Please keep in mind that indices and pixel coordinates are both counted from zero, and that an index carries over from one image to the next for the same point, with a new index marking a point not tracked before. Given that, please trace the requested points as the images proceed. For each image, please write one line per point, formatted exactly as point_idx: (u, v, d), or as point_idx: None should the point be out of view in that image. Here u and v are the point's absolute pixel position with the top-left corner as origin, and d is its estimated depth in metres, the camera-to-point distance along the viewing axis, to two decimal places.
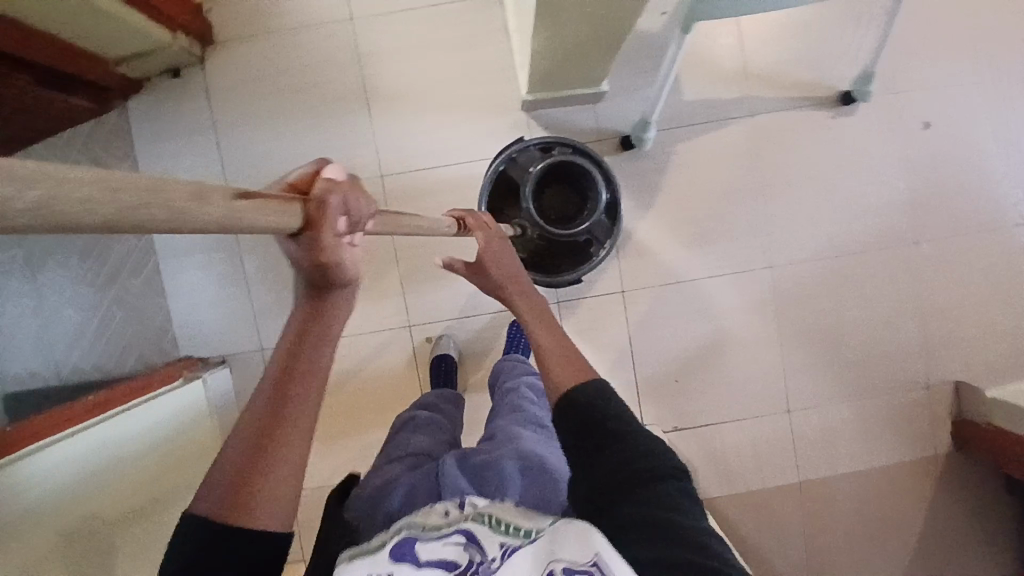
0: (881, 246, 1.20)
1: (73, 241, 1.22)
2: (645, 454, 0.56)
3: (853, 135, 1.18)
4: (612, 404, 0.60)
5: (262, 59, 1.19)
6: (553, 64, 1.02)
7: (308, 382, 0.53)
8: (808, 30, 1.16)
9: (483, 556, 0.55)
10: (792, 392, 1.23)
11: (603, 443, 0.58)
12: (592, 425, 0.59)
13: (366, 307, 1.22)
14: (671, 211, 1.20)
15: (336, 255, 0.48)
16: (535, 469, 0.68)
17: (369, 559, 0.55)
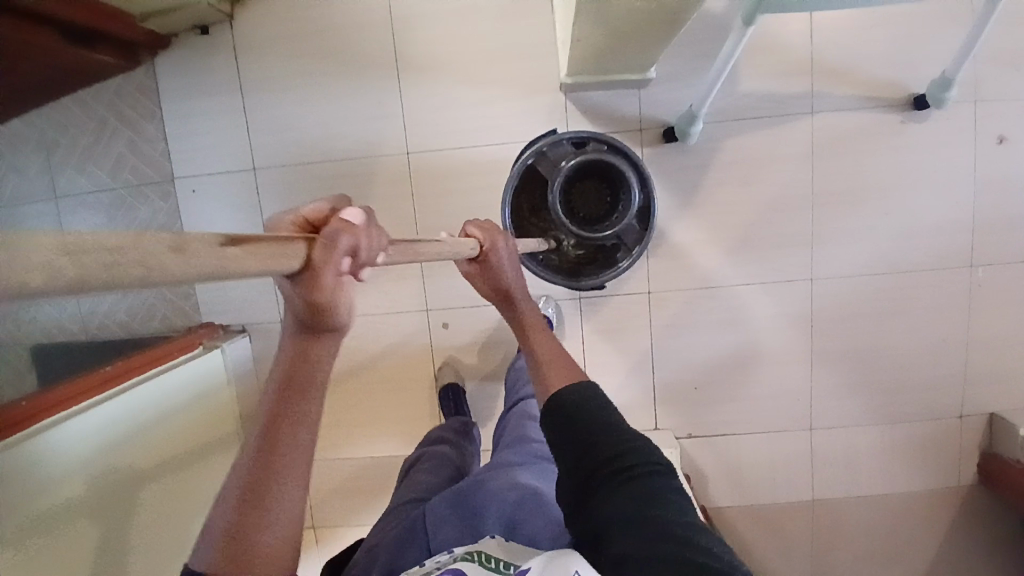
0: (936, 267, 1.11)
1: (98, 197, 1.21)
2: (629, 445, 0.53)
3: (920, 145, 1.07)
4: (591, 397, 0.57)
5: (292, 20, 1.13)
6: (597, 47, 0.94)
7: (300, 427, 0.45)
8: (885, 22, 1.04)
9: None
10: (817, 410, 1.18)
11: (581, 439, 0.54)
12: (570, 426, 0.56)
13: (385, 287, 1.21)
14: (710, 212, 1.13)
15: (336, 298, 0.41)
16: (530, 499, 0.64)
17: None
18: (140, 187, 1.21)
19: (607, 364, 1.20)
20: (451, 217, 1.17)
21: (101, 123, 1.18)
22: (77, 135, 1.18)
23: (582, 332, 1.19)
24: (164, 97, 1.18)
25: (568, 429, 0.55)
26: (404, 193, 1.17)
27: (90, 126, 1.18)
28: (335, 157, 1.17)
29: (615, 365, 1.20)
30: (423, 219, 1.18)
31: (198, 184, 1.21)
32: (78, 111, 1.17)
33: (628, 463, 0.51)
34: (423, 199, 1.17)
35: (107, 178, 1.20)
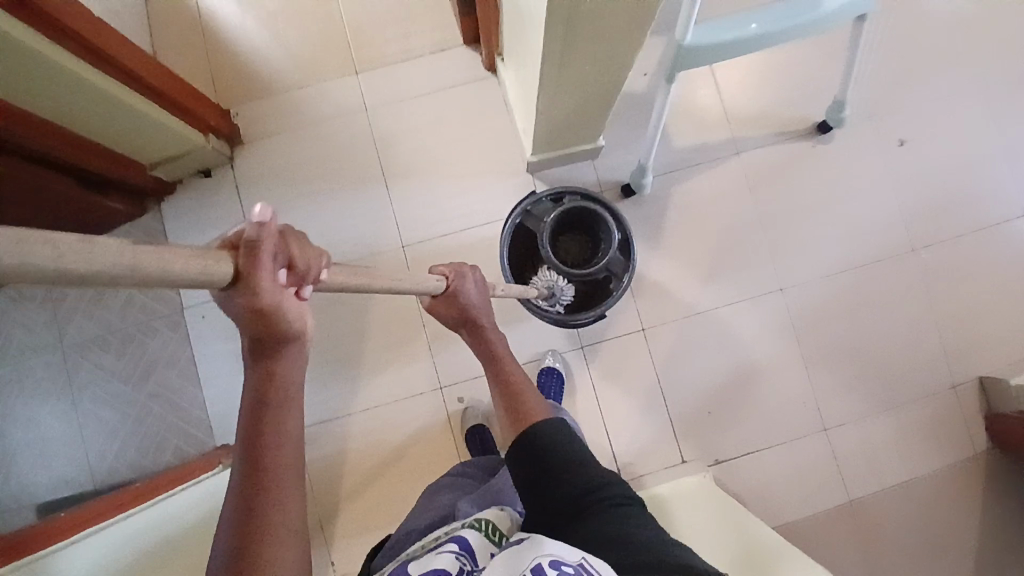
0: (882, 259, 1.26)
1: (109, 338, 1.26)
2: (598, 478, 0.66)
3: (835, 160, 1.27)
4: (567, 438, 0.70)
5: (285, 152, 1.30)
6: (553, 124, 1.11)
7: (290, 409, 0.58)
8: (777, 73, 1.28)
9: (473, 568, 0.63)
10: (824, 410, 1.24)
11: (557, 476, 0.66)
12: (548, 458, 0.67)
13: (397, 373, 1.25)
14: (679, 248, 1.27)
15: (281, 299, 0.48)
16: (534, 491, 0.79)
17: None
18: (149, 322, 1.27)
19: (621, 406, 1.24)
20: None
21: None
22: (88, 284, 1.26)
23: (591, 380, 1.25)
24: (172, 236, 1.29)
25: (548, 461, 0.67)
26: None
27: None
28: (335, 261, 1.28)
29: (629, 407, 1.25)
30: None
31: (207, 309, 1.28)
32: None
33: (596, 490, 0.64)
34: None
35: (117, 319, 1.27)
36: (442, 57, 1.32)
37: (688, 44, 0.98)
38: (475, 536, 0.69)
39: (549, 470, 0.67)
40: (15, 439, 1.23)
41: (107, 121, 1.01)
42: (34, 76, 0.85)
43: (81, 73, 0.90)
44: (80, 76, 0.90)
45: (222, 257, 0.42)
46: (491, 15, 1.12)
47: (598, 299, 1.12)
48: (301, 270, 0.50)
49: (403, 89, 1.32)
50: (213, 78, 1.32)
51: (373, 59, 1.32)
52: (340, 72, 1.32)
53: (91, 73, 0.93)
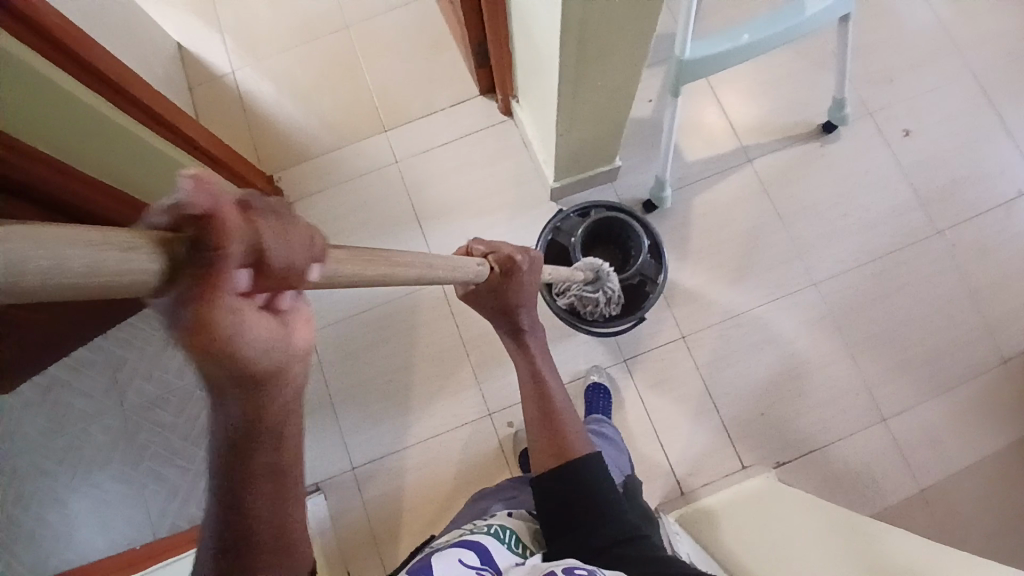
0: (907, 244, 1.28)
1: (169, 397, 1.32)
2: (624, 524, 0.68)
3: (844, 157, 1.33)
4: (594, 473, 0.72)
5: (325, 209, 1.40)
6: (572, 149, 1.19)
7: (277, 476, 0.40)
8: (774, 84, 1.36)
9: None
10: (878, 399, 1.22)
11: (584, 510, 0.68)
12: (571, 490, 0.70)
13: (446, 404, 1.28)
14: (705, 255, 1.31)
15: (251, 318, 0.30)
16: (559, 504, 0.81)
17: None
18: None
19: (671, 415, 1.24)
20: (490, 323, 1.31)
21: None
22: (148, 347, 1.34)
23: (637, 392, 1.26)
24: None
25: (571, 493, 0.70)
26: (445, 315, 1.32)
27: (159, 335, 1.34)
28: (378, 302, 1.33)
29: (678, 415, 1.24)
30: (466, 333, 1.31)
31: None
32: (150, 325, 1.35)
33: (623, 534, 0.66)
34: (462, 315, 1.32)
35: (176, 379, 1.33)
36: (461, 108, 1.44)
37: (687, 59, 1.06)
38: (501, 550, 0.66)
39: (576, 501, 0.69)
40: (84, 504, 1.27)
41: None
42: (112, 140, 0.96)
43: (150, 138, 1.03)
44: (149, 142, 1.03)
45: (139, 244, 0.24)
46: (504, 61, 1.23)
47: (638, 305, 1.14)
48: (290, 268, 0.32)
49: (427, 140, 1.43)
50: (256, 150, 1.44)
51: (398, 118, 1.44)
52: (369, 132, 1.44)
53: (157, 139, 1.05)
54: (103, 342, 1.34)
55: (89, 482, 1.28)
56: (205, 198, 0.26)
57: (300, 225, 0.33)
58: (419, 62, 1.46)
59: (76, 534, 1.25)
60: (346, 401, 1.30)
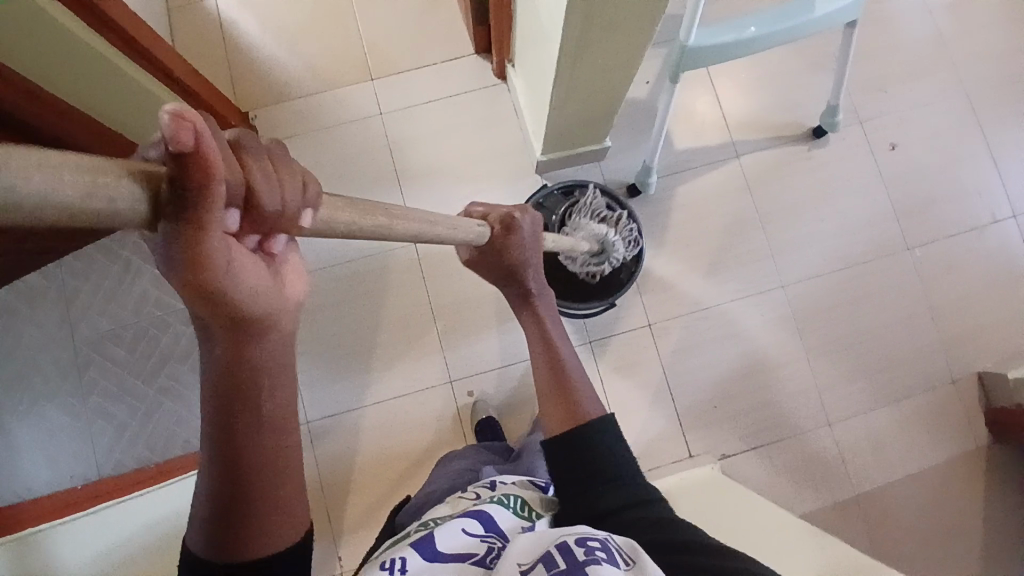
0: (879, 256, 1.31)
1: (121, 334, 1.28)
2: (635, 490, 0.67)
3: (831, 163, 1.33)
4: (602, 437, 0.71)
5: (302, 154, 1.35)
6: (565, 124, 1.16)
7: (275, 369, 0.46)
8: (772, 81, 1.35)
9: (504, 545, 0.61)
10: (829, 405, 1.26)
11: (590, 473, 0.68)
12: (573, 457, 0.69)
13: (409, 369, 1.27)
14: (684, 246, 1.31)
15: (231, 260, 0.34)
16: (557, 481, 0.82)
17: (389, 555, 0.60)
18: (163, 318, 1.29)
19: (630, 401, 1.26)
20: (461, 293, 1.30)
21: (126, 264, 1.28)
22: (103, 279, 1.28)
23: (600, 375, 1.27)
24: None
25: (576, 466, 0.69)
26: (416, 280, 1.30)
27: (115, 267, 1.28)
28: (349, 257, 1.30)
29: (638, 402, 1.26)
30: (437, 299, 1.29)
31: None
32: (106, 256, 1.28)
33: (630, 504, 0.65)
34: (435, 280, 1.30)
35: (130, 315, 1.28)
36: (453, 65, 1.38)
37: (692, 45, 1.03)
38: (503, 514, 0.66)
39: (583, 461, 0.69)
40: (26, 435, 1.24)
41: None
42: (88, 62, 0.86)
43: (125, 64, 0.94)
44: (126, 69, 0.94)
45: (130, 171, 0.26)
46: (503, 22, 1.18)
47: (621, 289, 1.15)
48: (278, 207, 0.35)
49: (416, 95, 1.37)
50: (234, 83, 1.37)
51: (388, 67, 1.38)
52: (356, 79, 1.38)
53: (127, 62, 0.96)
54: (53, 270, 1.27)
55: (30, 414, 1.24)
56: (186, 138, 0.26)
57: (263, 162, 0.34)
58: (413, 10, 1.39)
59: (18, 466, 1.23)
60: (307, 355, 1.27)
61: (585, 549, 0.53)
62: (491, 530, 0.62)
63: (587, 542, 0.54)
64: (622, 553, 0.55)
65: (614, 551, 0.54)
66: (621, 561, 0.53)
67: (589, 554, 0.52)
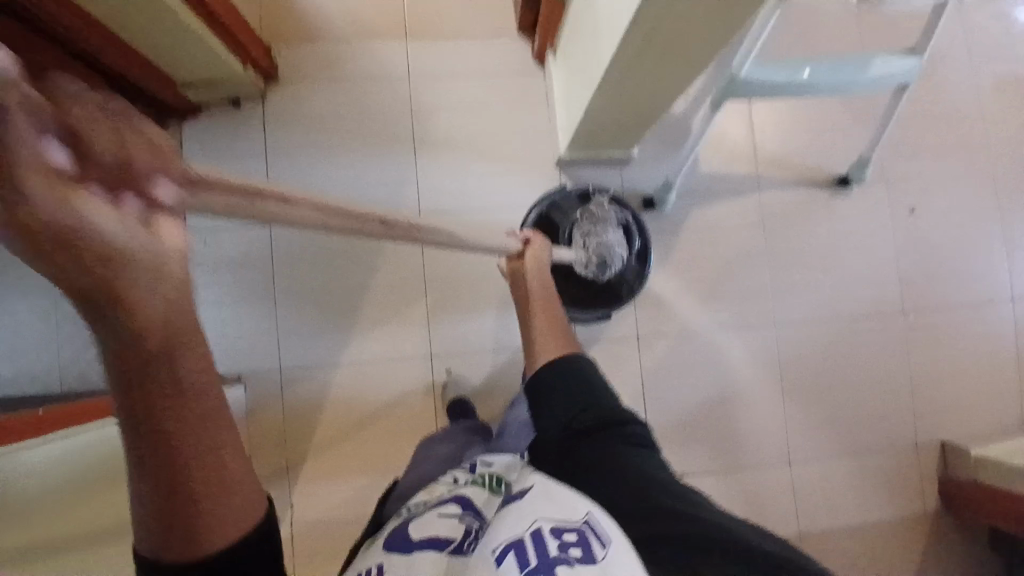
0: (866, 322, 1.32)
1: None
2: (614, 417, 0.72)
3: (845, 214, 1.33)
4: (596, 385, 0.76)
5: (314, 96, 1.29)
6: (594, 125, 1.14)
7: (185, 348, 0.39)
8: (807, 124, 1.33)
9: (480, 525, 0.62)
10: (793, 447, 1.28)
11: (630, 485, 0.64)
12: (563, 397, 0.74)
13: (391, 341, 1.26)
14: (690, 271, 1.28)
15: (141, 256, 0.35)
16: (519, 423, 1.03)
17: (374, 555, 0.59)
18: None
19: None
20: (457, 273, 1.27)
21: None
22: None
23: None
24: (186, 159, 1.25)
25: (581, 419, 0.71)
26: (413, 250, 1.28)
27: None
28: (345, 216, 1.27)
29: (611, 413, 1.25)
30: (430, 276, 1.27)
31: (210, 239, 1.24)
32: None
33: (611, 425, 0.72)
34: (432, 258, 1.27)
35: None
36: (492, 38, 1.33)
37: (741, 76, 1.00)
38: (480, 493, 0.68)
39: (585, 401, 0.73)
40: None
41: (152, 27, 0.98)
42: None
43: None
44: None
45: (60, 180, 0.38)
46: (556, 6, 1.15)
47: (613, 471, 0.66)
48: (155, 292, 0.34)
49: (448, 60, 1.31)
50: (259, 9, 1.29)
51: (425, 25, 1.32)
52: (389, 29, 1.31)
53: None
54: None
55: None
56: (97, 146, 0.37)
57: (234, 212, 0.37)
58: None
59: None
60: (292, 308, 1.25)
61: (558, 539, 0.56)
62: (468, 508, 0.64)
63: (561, 532, 0.57)
64: (597, 535, 0.57)
65: (589, 538, 0.56)
66: (596, 549, 0.55)
67: (559, 550, 0.55)
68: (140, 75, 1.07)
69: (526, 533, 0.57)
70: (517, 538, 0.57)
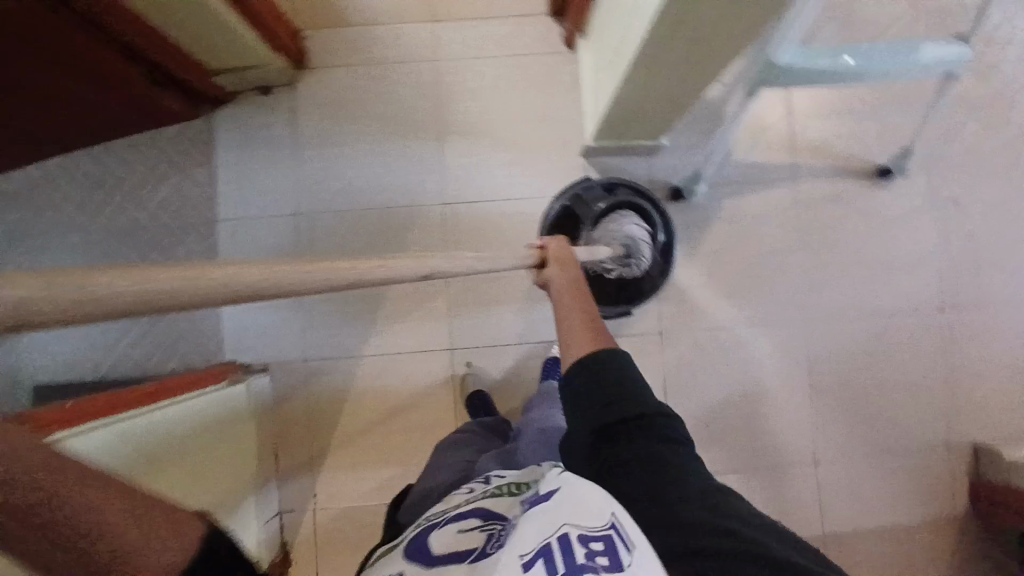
0: (901, 321, 1.27)
1: (138, 233, 1.26)
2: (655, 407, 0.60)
3: (886, 206, 1.27)
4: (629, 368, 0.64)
5: (339, 81, 1.29)
6: (620, 115, 1.10)
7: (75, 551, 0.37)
8: (848, 110, 1.26)
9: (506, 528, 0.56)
10: (819, 448, 1.25)
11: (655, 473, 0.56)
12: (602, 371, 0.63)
13: (412, 329, 1.26)
14: (718, 265, 1.25)
15: None
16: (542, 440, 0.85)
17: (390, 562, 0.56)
18: (180, 227, 1.27)
19: None
20: (484, 262, 1.27)
21: (152, 165, 1.27)
22: (128, 175, 1.27)
23: None
24: (219, 147, 1.29)
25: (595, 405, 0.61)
26: (438, 241, 1.28)
27: (143, 166, 1.27)
28: (370, 203, 1.29)
29: None
30: (455, 264, 1.27)
31: (240, 225, 1.28)
32: (135, 153, 1.27)
33: (644, 419, 0.59)
34: (456, 246, 1.27)
35: (149, 217, 1.27)
36: (522, 22, 1.29)
37: (778, 63, 0.92)
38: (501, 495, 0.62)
39: (613, 380, 0.62)
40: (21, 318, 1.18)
41: (183, 15, 1.00)
42: None
43: None
44: None
45: None
46: None
47: (662, 467, 0.56)
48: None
49: (474, 44, 1.29)
50: None
51: (452, 7, 1.29)
52: (416, 11, 1.29)
53: None
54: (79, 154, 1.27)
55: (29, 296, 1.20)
56: None
57: None
58: None
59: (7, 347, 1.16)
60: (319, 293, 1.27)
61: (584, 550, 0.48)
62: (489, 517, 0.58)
63: (588, 540, 0.49)
64: (623, 535, 0.48)
65: (618, 543, 0.48)
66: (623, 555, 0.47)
67: (585, 560, 0.47)
68: (172, 61, 1.09)
69: (550, 538, 0.49)
70: (531, 553, 0.48)
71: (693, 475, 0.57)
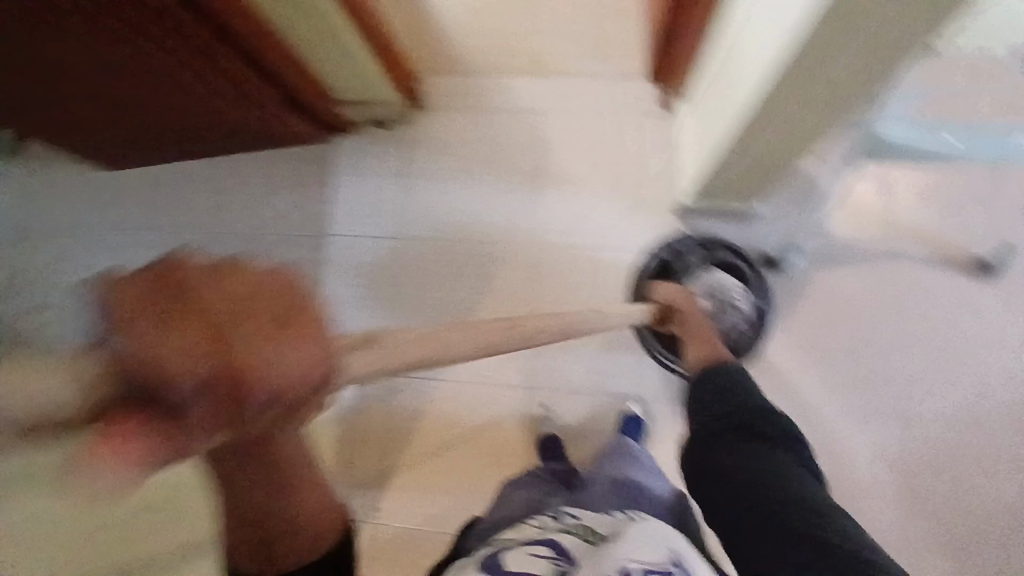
0: (1005, 420, 1.18)
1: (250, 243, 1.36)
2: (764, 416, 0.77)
3: (989, 295, 1.22)
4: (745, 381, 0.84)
5: (449, 122, 1.38)
6: (721, 176, 1.12)
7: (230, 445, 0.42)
8: (950, 195, 1.24)
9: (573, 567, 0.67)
10: (907, 551, 1.15)
11: (761, 482, 0.67)
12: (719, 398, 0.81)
13: (487, 362, 1.28)
14: (805, 337, 1.22)
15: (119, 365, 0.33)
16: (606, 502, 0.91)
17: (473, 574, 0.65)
18: (286, 240, 1.36)
19: None
20: (567, 306, 1.29)
21: (270, 182, 1.38)
22: (250, 191, 1.39)
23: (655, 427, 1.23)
24: (332, 172, 1.39)
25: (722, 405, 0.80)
26: (522, 281, 1.31)
27: (262, 183, 1.38)
28: (462, 237, 1.34)
29: None
30: (536, 304, 1.30)
31: (340, 245, 1.36)
32: (257, 170, 1.39)
33: (754, 426, 0.76)
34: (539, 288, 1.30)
35: (261, 230, 1.37)
36: (625, 82, 1.36)
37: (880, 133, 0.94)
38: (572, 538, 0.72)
39: (737, 396, 0.80)
40: None
41: (323, 47, 1.11)
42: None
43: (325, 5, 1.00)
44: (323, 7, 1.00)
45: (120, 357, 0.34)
46: (695, 57, 1.16)
47: (755, 475, 0.69)
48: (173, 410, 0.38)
49: (576, 100, 1.36)
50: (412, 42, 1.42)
51: (560, 65, 1.38)
52: (527, 66, 1.38)
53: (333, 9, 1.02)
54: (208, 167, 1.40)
55: None
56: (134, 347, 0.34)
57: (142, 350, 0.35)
58: None
59: None
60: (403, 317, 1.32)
61: None
62: (563, 553, 0.69)
63: None
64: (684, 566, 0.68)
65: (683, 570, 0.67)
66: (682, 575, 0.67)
67: None
68: (307, 88, 1.20)
69: None
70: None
71: (800, 486, 0.67)
